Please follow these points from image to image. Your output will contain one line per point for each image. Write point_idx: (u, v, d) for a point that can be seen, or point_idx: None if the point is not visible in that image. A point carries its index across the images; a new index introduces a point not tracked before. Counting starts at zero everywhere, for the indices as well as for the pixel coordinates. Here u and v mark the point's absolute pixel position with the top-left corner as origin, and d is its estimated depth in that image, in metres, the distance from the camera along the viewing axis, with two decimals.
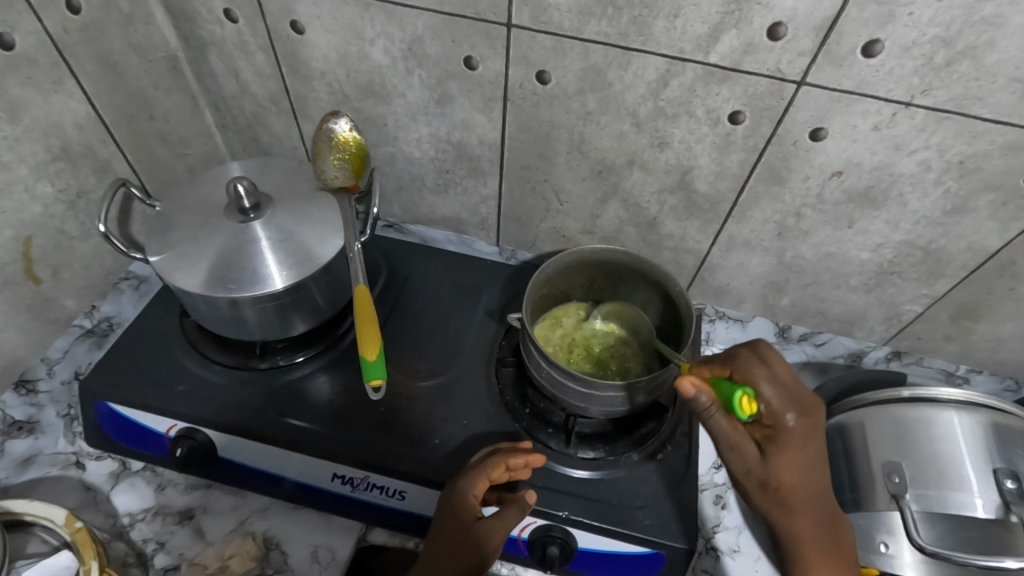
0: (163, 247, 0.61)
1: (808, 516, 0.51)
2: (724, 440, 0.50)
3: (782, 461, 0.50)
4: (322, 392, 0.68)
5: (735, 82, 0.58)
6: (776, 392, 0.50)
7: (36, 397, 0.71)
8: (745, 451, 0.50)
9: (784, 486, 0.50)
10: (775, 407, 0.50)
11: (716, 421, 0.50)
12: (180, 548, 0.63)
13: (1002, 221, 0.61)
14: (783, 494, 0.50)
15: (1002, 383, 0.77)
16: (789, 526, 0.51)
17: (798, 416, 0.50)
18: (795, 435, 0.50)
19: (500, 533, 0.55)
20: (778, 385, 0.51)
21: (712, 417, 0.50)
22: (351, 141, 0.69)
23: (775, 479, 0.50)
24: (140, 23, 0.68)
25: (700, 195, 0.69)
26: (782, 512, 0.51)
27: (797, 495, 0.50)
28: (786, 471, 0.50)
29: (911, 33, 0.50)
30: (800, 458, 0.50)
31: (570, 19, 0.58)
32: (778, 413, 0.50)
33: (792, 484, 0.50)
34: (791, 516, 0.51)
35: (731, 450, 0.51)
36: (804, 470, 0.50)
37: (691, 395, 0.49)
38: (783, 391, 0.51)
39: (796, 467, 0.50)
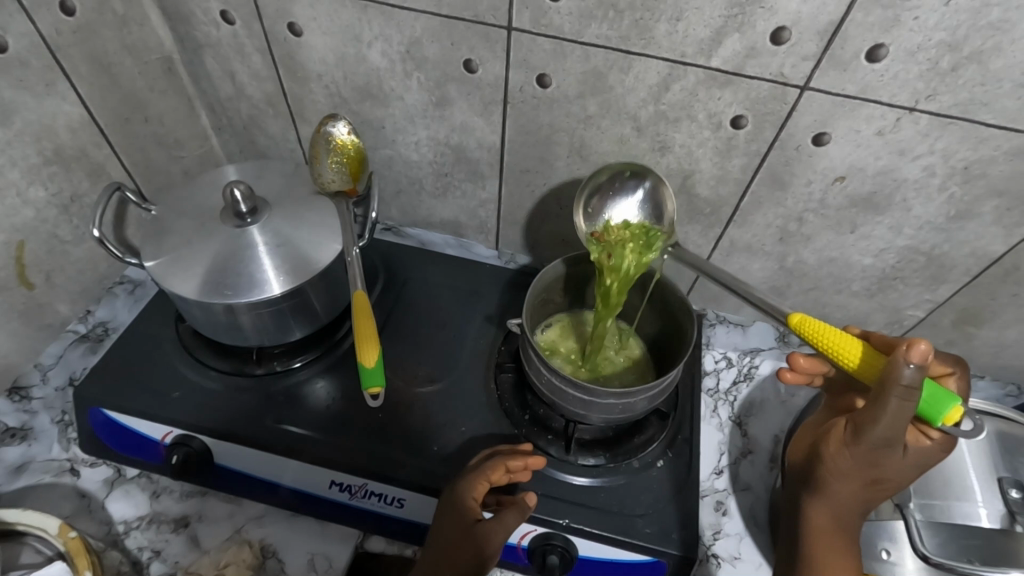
0: (158, 252, 0.60)
1: (867, 503, 0.50)
2: (892, 433, 0.44)
3: (910, 469, 0.47)
4: (319, 398, 0.67)
5: (737, 86, 0.57)
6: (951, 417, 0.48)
7: (28, 404, 0.70)
8: (897, 449, 0.45)
9: (882, 484, 0.48)
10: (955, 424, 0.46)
11: (906, 410, 0.43)
12: (175, 557, 0.63)
13: (1006, 227, 0.60)
14: (878, 486, 0.48)
15: (1004, 388, 0.76)
16: (848, 506, 0.49)
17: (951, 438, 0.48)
18: (941, 450, 0.47)
19: (500, 535, 0.54)
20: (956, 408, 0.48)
21: (912, 394, 0.42)
22: (349, 145, 0.68)
23: (884, 471, 0.47)
24: (134, 24, 0.67)
25: (701, 200, 0.68)
26: (854, 497, 0.49)
27: (888, 488, 0.48)
28: (901, 472, 0.47)
29: (917, 37, 0.50)
30: (919, 471, 0.48)
31: (571, 22, 0.57)
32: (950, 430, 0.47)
33: (896, 480, 0.48)
34: (856, 505, 0.49)
35: (893, 442, 0.45)
36: (913, 476, 0.48)
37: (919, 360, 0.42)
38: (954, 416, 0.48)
39: (912, 471, 0.48)
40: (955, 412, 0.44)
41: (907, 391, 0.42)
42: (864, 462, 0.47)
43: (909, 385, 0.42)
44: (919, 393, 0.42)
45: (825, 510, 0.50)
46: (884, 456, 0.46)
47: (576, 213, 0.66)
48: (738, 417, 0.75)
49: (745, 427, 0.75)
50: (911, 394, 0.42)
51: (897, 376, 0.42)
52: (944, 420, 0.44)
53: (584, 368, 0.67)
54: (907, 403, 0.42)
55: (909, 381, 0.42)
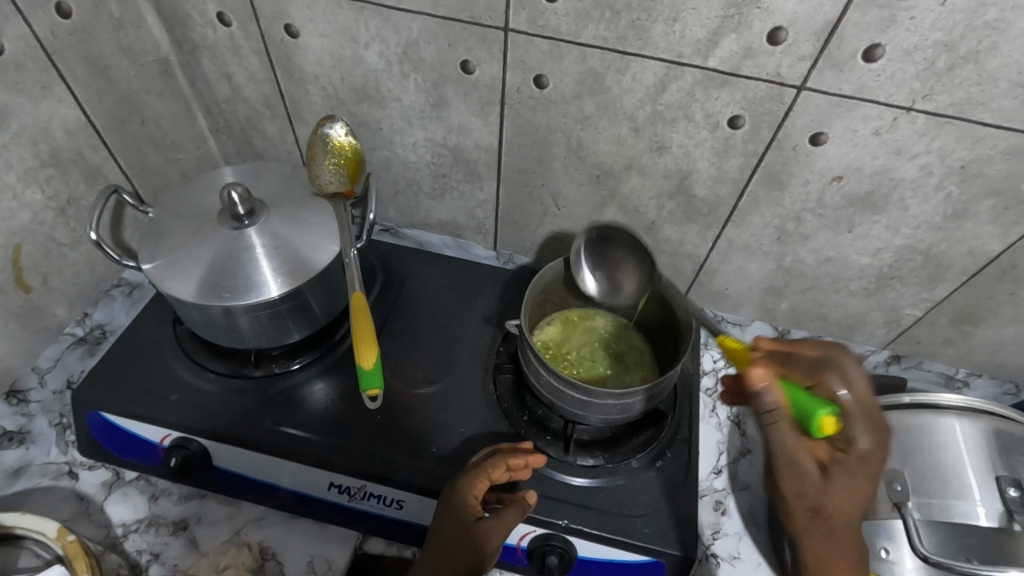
0: (156, 254, 0.60)
1: (841, 535, 0.48)
2: (782, 452, 0.45)
3: (843, 489, 0.45)
4: (318, 400, 0.67)
5: (735, 86, 0.57)
6: (856, 418, 0.46)
7: (25, 407, 0.70)
8: (805, 472, 0.45)
9: (830, 512, 0.46)
10: (856, 427, 0.46)
11: (778, 430, 0.45)
12: (175, 559, 0.63)
13: (1003, 226, 0.61)
14: (827, 517, 0.46)
15: (1001, 387, 0.77)
16: (820, 541, 0.48)
17: (875, 443, 0.45)
18: (863, 459, 0.45)
19: (500, 533, 0.54)
20: (859, 408, 0.46)
21: (774, 417, 0.44)
22: (346, 146, 0.68)
23: (830, 501, 0.45)
24: (131, 26, 0.67)
25: (699, 200, 0.68)
26: (817, 533, 0.48)
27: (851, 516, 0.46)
28: (838, 497, 0.45)
29: (913, 37, 0.50)
30: (861, 487, 0.45)
31: (568, 23, 0.57)
32: (856, 435, 0.45)
33: (850, 507, 0.46)
34: (826, 539, 0.48)
35: (789, 463, 0.45)
36: (863, 494, 0.46)
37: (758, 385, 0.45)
38: (860, 418, 0.46)
39: (852, 491, 0.45)
40: (824, 420, 0.44)
41: (768, 413, 0.45)
42: (789, 491, 0.47)
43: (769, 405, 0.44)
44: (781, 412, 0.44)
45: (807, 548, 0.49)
46: (797, 481, 0.45)
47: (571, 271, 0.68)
48: (737, 416, 0.75)
49: (744, 426, 0.75)
50: (772, 416, 0.45)
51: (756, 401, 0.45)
52: (819, 432, 0.45)
53: (573, 360, 0.67)
54: (780, 422, 0.44)
55: (762, 405, 0.45)
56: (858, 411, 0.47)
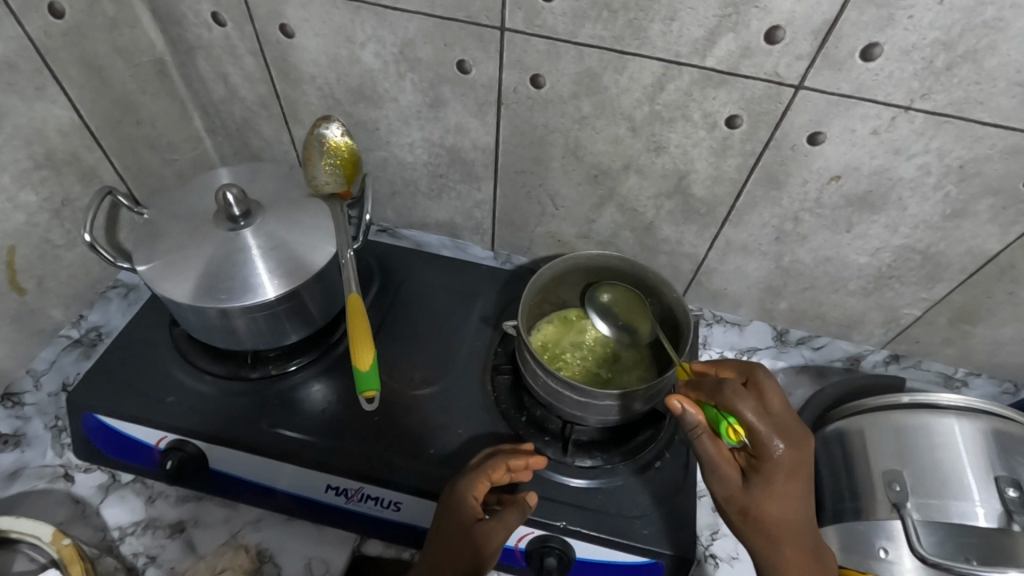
0: (151, 256, 0.59)
1: (789, 546, 0.50)
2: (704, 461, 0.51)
3: (767, 493, 0.49)
4: (315, 401, 0.66)
5: (732, 86, 0.57)
6: (762, 425, 0.48)
7: (21, 410, 0.70)
8: (727, 477, 0.50)
9: (763, 517, 0.49)
10: (762, 434, 0.48)
11: (702, 442, 0.50)
12: (171, 562, 0.63)
13: (1001, 226, 0.60)
14: (761, 522, 0.49)
15: (1000, 386, 0.77)
16: (769, 552, 0.50)
17: (787, 446, 0.48)
18: (778, 463, 0.48)
19: (500, 534, 0.54)
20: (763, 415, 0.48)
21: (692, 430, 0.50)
22: (342, 146, 0.67)
23: (761, 505, 0.49)
24: (125, 26, 0.67)
25: (697, 200, 0.68)
26: (762, 541, 0.50)
27: (787, 521, 0.49)
28: (765, 500, 0.49)
29: (911, 36, 0.50)
30: (786, 490, 0.49)
31: (565, 22, 0.57)
32: (763, 440, 0.48)
33: (780, 510, 0.49)
34: (773, 549, 0.50)
35: (713, 472, 0.50)
36: (790, 497, 0.49)
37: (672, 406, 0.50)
38: (767, 424, 0.48)
39: (777, 494, 0.49)
40: (730, 428, 0.49)
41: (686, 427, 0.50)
42: (723, 500, 0.51)
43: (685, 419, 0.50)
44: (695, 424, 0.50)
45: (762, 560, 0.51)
46: (723, 488, 0.50)
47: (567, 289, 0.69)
48: None
49: None
50: (693, 433, 0.50)
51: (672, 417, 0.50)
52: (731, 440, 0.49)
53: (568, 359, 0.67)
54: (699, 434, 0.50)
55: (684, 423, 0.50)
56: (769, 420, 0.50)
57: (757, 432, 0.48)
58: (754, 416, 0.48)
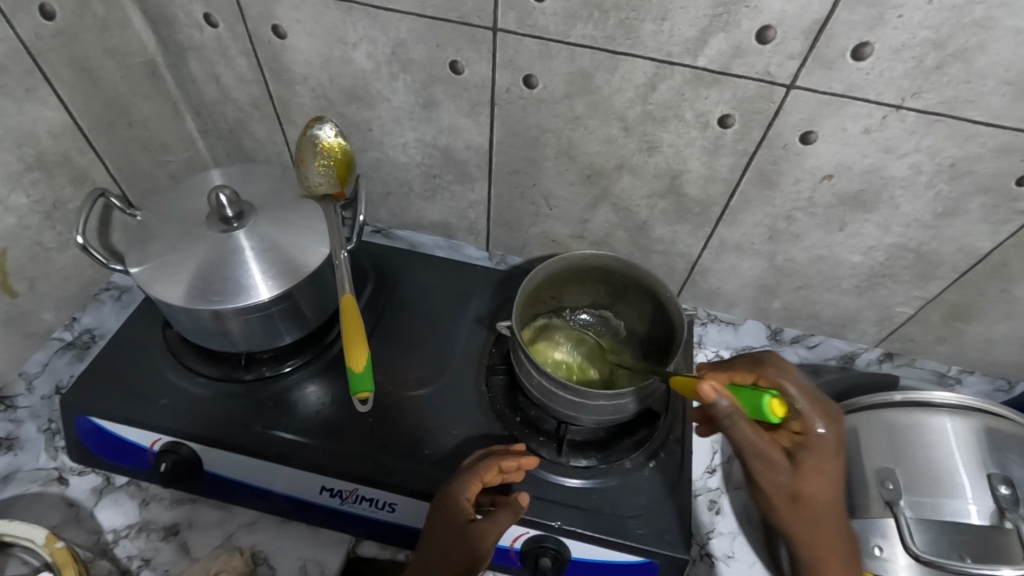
0: (143, 258, 0.59)
1: (828, 522, 0.52)
2: (750, 449, 0.50)
3: (813, 470, 0.50)
4: (310, 403, 0.66)
5: (724, 85, 0.57)
6: (802, 399, 0.52)
7: (14, 413, 0.70)
8: (776, 461, 0.50)
9: (812, 496, 0.51)
10: (803, 411, 0.51)
11: (738, 429, 0.49)
12: (166, 565, 0.62)
13: (993, 224, 0.61)
14: (806, 501, 0.51)
15: (993, 383, 0.77)
16: (810, 529, 0.52)
17: (825, 421, 0.51)
18: (820, 436, 0.51)
19: (493, 534, 0.54)
20: (803, 390, 0.53)
21: (734, 421, 0.48)
22: (336, 146, 0.67)
23: (807, 485, 0.50)
24: (116, 28, 0.66)
25: (690, 199, 0.68)
26: (803, 519, 0.51)
27: (830, 497, 0.51)
28: (810, 479, 0.50)
29: (901, 35, 0.50)
30: (830, 466, 0.51)
31: (556, 22, 0.57)
32: (807, 412, 0.51)
33: (824, 487, 0.51)
34: (812, 526, 0.52)
35: (759, 456, 0.50)
36: (831, 473, 0.51)
37: (710, 399, 0.48)
38: (806, 398, 0.52)
39: (821, 470, 0.51)
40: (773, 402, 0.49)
41: (726, 418, 0.48)
42: (766, 485, 0.51)
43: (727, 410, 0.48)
44: (740, 412, 0.48)
45: (804, 542, 0.52)
46: (771, 473, 0.51)
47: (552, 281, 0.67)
48: None
49: None
50: (729, 419, 0.49)
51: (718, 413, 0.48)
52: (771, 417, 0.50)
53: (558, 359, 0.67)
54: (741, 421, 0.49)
55: (719, 411, 0.48)
56: (804, 395, 0.52)
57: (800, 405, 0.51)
58: (796, 390, 0.52)
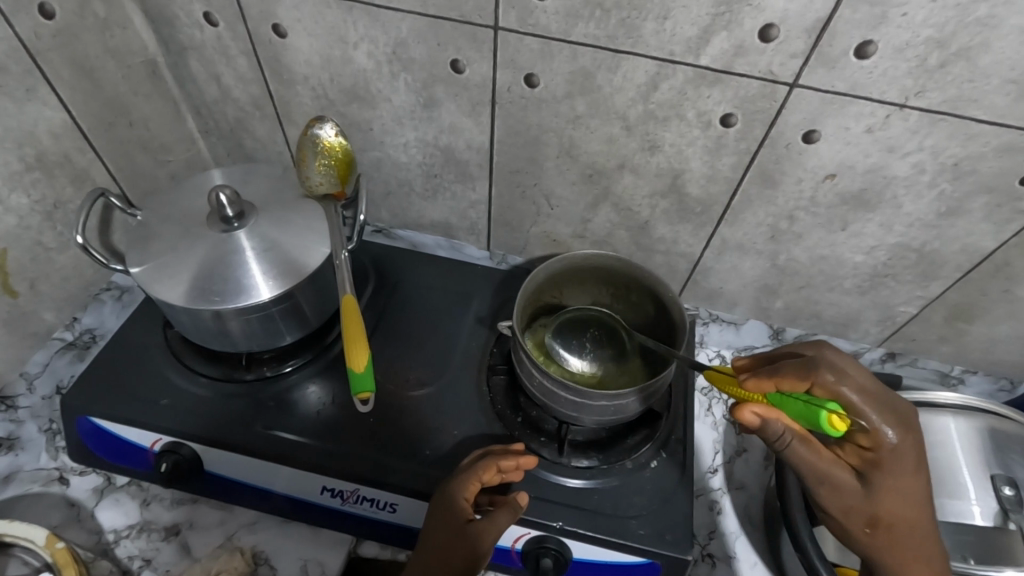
0: (144, 258, 0.59)
1: (911, 537, 0.50)
2: (812, 470, 0.49)
3: (886, 485, 0.49)
4: (311, 403, 0.66)
5: (726, 84, 0.57)
6: (869, 409, 0.48)
7: (15, 413, 0.70)
8: (842, 481, 0.49)
9: (887, 513, 0.49)
10: (869, 422, 0.48)
11: (796, 450, 0.49)
12: (167, 565, 0.62)
13: (996, 223, 0.60)
14: (882, 520, 0.49)
15: (996, 383, 0.77)
16: (892, 549, 0.50)
17: (896, 432, 0.48)
18: (890, 449, 0.48)
19: (492, 534, 0.53)
20: (867, 397, 0.49)
21: (787, 443, 0.48)
22: (336, 146, 0.67)
23: (882, 501, 0.49)
24: (117, 27, 0.66)
25: (692, 199, 0.68)
26: (883, 538, 0.50)
27: (908, 510, 0.49)
28: (885, 495, 0.49)
29: (905, 33, 0.49)
30: (907, 478, 0.49)
31: (557, 21, 0.56)
32: (875, 424, 0.48)
33: (899, 501, 0.49)
34: (895, 545, 0.50)
35: (824, 477, 0.49)
36: (909, 487, 0.49)
37: (757, 423, 0.48)
38: (872, 406, 0.49)
39: (896, 486, 0.49)
40: (832, 415, 0.46)
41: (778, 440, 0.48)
42: (836, 505, 0.50)
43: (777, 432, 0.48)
44: (791, 433, 0.48)
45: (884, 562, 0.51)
46: (840, 493, 0.50)
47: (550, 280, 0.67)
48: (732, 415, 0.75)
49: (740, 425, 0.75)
50: (783, 441, 0.48)
51: (769, 437, 0.48)
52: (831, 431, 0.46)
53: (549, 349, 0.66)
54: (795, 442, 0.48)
55: (771, 434, 0.48)
56: (868, 401, 0.49)
57: (866, 417, 0.48)
58: (858, 398, 0.49)
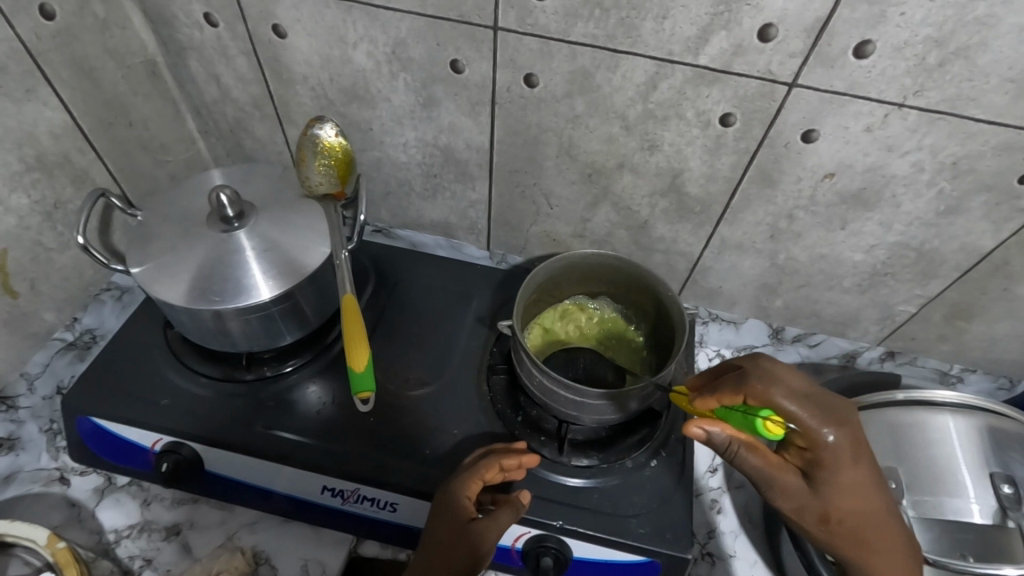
0: (144, 258, 0.59)
1: (867, 530, 0.50)
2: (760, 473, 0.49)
3: (832, 483, 0.48)
4: (311, 403, 0.66)
5: (725, 84, 0.57)
6: (804, 413, 0.47)
7: (15, 414, 0.70)
8: (787, 482, 0.49)
9: (838, 509, 0.49)
10: (807, 424, 0.47)
11: (743, 457, 0.49)
12: (167, 565, 0.63)
13: (995, 222, 0.60)
14: (835, 517, 0.49)
15: (995, 381, 0.77)
16: (852, 544, 0.50)
17: (834, 429, 0.47)
18: (831, 449, 0.47)
19: (494, 533, 0.53)
20: (800, 400, 0.47)
21: (735, 452, 0.48)
22: (336, 146, 0.67)
23: (829, 499, 0.49)
24: (116, 28, 0.66)
25: (691, 198, 0.68)
26: (842, 535, 0.50)
27: (859, 505, 0.49)
28: (832, 492, 0.48)
29: (903, 33, 0.50)
30: (852, 475, 0.48)
31: (557, 21, 0.56)
32: (811, 428, 0.47)
33: (849, 498, 0.49)
34: (854, 539, 0.50)
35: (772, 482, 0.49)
36: (857, 481, 0.48)
37: (702, 436, 0.48)
38: (805, 408, 0.47)
39: (844, 483, 0.48)
40: (768, 422, 0.47)
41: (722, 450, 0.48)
42: (791, 507, 0.50)
43: (721, 442, 0.48)
44: (733, 444, 0.48)
45: (848, 556, 0.51)
46: (790, 495, 0.50)
47: (546, 274, 0.67)
48: None
49: None
50: (731, 451, 0.48)
51: (714, 449, 0.48)
52: (770, 436, 0.48)
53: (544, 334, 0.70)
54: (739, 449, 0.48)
55: (718, 446, 0.48)
56: (806, 403, 0.47)
57: (800, 421, 0.47)
58: (791, 402, 0.47)
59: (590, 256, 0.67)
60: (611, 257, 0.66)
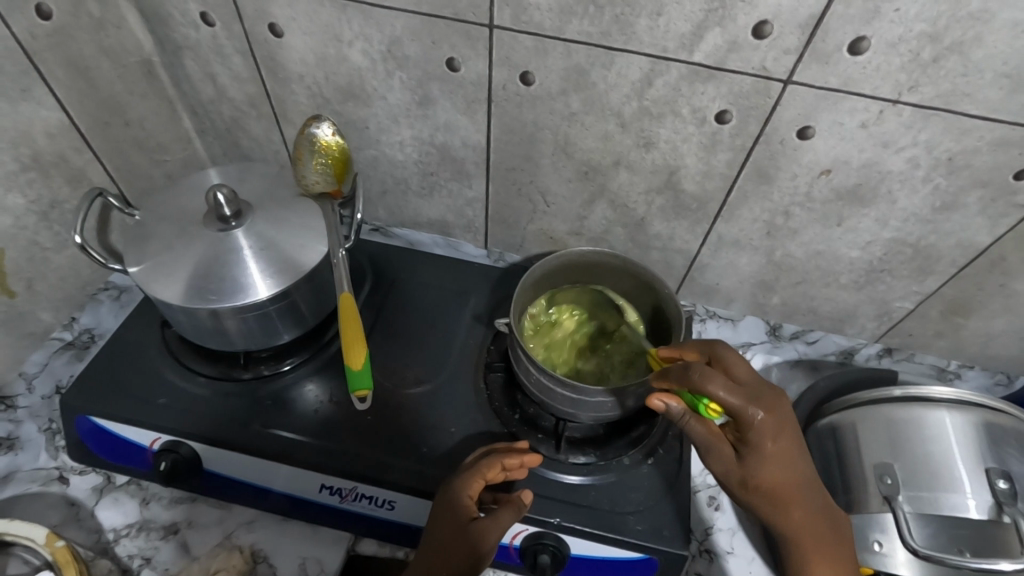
0: (142, 257, 0.59)
1: (798, 512, 0.51)
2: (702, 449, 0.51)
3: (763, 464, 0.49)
4: (309, 401, 0.66)
5: (720, 80, 0.57)
6: (737, 399, 0.48)
7: (13, 413, 0.70)
8: (723, 457, 0.51)
9: (771, 490, 0.50)
10: (739, 410, 0.48)
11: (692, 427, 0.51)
12: (166, 564, 0.63)
13: (991, 218, 0.60)
14: (767, 497, 0.50)
15: (993, 377, 0.77)
16: (784, 522, 0.51)
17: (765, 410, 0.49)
18: (763, 431, 0.48)
19: (495, 533, 0.53)
20: (735, 389, 0.48)
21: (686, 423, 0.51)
22: (333, 146, 0.67)
23: (764, 481, 0.50)
24: (111, 27, 0.66)
25: (688, 196, 0.68)
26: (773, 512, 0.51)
27: (791, 489, 0.50)
28: (769, 474, 0.50)
29: (898, 28, 0.50)
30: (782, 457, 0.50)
31: (552, 18, 0.56)
32: (741, 412, 0.48)
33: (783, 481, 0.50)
34: (781, 512, 0.51)
35: (710, 455, 0.51)
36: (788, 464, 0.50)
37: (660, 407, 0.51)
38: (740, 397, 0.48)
39: (777, 463, 0.50)
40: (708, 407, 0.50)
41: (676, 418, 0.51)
42: (724, 478, 0.52)
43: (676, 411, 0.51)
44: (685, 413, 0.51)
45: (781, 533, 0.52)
46: (727, 471, 0.51)
47: (540, 270, 0.67)
48: None
49: None
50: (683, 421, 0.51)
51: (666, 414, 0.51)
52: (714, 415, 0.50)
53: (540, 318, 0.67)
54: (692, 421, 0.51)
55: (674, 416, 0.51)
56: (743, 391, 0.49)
57: (733, 408, 0.48)
58: (726, 393, 0.48)
59: (586, 253, 0.67)
60: (606, 253, 0.66)
